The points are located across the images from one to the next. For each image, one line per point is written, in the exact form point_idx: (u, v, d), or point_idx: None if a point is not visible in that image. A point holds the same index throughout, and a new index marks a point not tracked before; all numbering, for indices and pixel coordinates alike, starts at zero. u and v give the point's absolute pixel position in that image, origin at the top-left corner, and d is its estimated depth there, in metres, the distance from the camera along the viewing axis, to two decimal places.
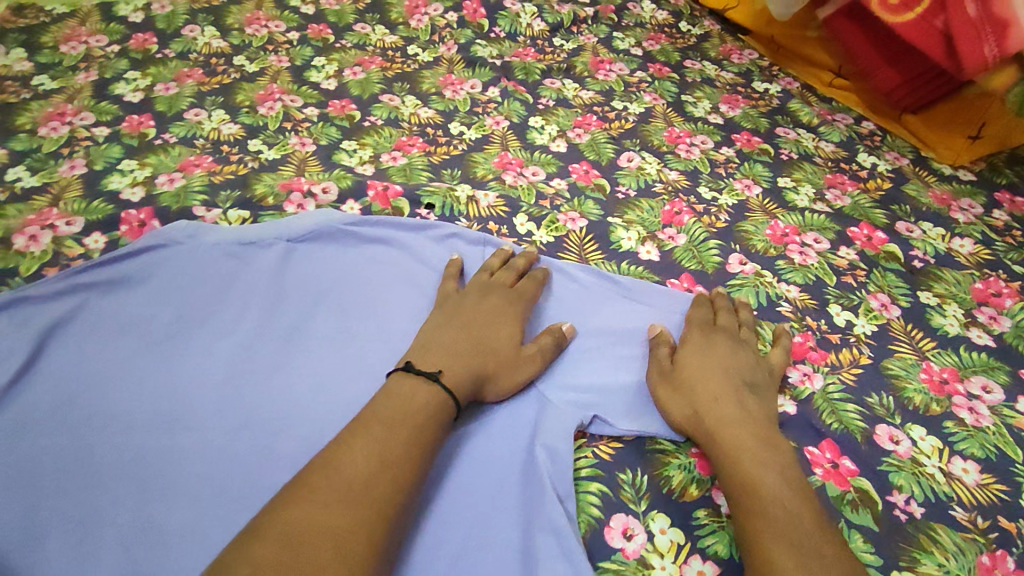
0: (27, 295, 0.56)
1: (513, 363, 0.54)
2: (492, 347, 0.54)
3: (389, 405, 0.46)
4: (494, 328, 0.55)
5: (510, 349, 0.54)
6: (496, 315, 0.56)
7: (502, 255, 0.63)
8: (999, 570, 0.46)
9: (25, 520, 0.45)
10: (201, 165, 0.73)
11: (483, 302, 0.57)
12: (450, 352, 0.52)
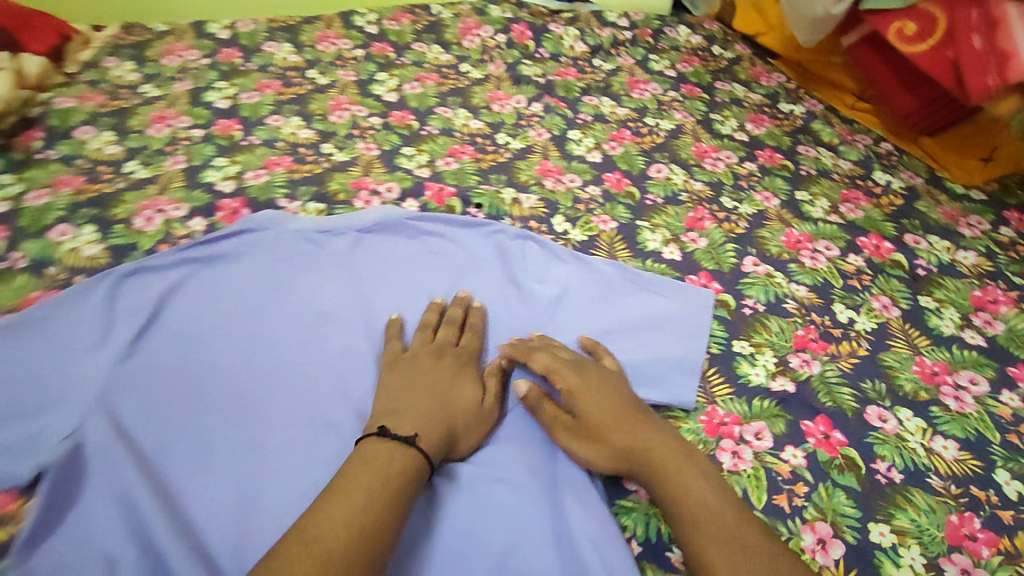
0: (148, 265, 0.68)
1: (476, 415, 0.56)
2: (457, 410, 0.55)
3: (366, 465, 0.47)
4: (457, 390, 0.57)
5: (471, 403, 0.56)
6: (455, 376, 0.58)
7: (438, 309, 0.65)
8: (965, 528, 0.53)
9: (149, 437, 0.55)
10: (282, 164, 0.84)
11: (433, 365, 0.58)
12: (421, 415, 0.53)
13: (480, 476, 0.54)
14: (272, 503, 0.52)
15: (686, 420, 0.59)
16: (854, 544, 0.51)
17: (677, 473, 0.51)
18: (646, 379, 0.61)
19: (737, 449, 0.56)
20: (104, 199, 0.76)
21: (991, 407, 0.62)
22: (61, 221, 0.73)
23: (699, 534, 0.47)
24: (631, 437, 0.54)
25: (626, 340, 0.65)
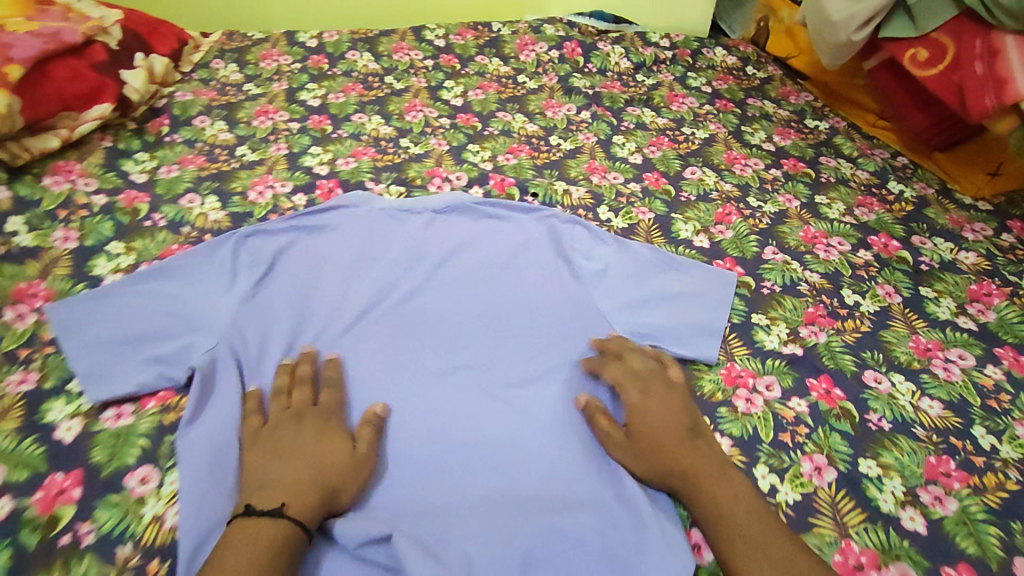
0: (262, 230, 0.81)
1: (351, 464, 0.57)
2: (324, 466, 0.56)
3: (250, 545, 0.48)
4: (321, 446, 0.57)
5: (343, 454, 0.57)
6: (325, 434, 0.59)
7: (289, 371, 0.65)
8: (942, 466, 0.63)
9: (266, 366, 0.68)
10: (367, 154, 0.98)
11: (303, 426, 0.59)
12: (286, 483, 0.53)
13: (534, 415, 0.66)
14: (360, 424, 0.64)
15: (708, 372, 0.71)
16: (845, 472, 0.62)
17: (721, 493, 0.56)
18: (676, 339, 0.73)
19: (750, 396, 0.68)
20: (223, 176, 0.91)
21: (976, 378, 0.72)
22: (190, 191, 0.88)
23: (745, 551, 0.52)
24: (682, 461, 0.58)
25: (659, 312, 0.76)
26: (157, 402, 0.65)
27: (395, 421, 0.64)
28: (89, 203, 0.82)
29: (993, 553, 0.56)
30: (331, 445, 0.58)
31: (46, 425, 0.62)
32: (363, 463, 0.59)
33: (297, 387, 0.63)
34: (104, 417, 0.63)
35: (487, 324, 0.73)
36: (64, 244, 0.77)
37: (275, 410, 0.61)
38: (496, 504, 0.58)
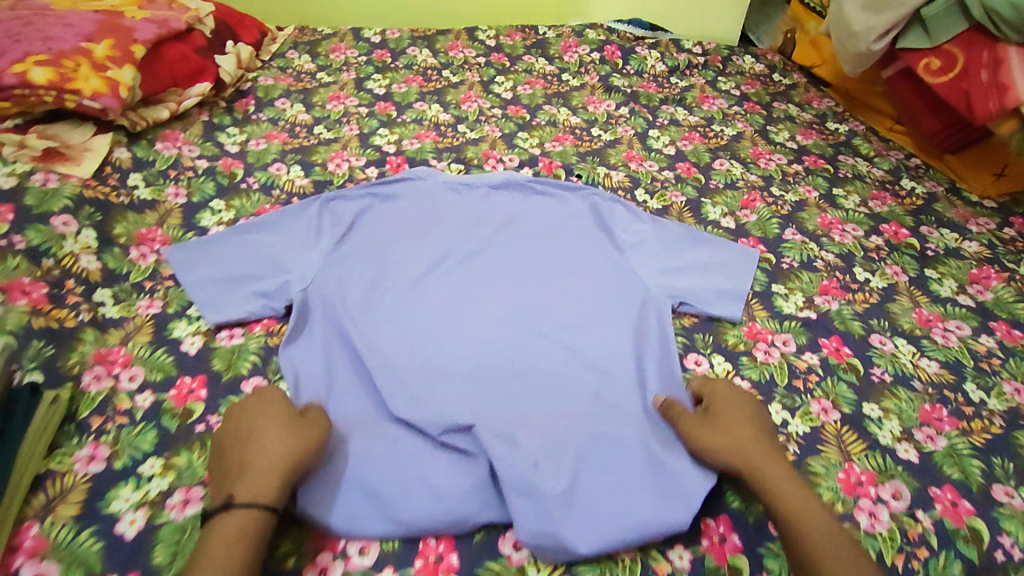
0: (341, 196, 0.90)
1: (299, 434, 0.59)
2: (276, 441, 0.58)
3: (225, 530, 0.51)
4: (269, 427, 0.59)
5: (285, 430, 0.59)
6: (265, 422, 0.60)
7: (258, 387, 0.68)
8: (935, 412, 0.73)
9: (349, 310, 0.76)
10: (428, 137, 1.10)
11: (246, 424, 0.60)
12: (247, 467, 0.56)
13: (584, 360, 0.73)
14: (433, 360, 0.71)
15: (732, 328, 0.81)
16: (849, 412, 0.72)
17: (802, 498, 0.57)
18: (705, 300, 0.82)
19: (768, 348, 0.78)
20: (304, 149, 1.03)
21: (971, 345, 0.82)
22: (277, 161, 1.00)
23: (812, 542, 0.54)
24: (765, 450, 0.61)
25: (693, 276, 0.84)
26: (262, 327, 0.77)
27: (463, 361, 0.72)
28: (194, 167, 0.94)
29: (975, 479, 0.66)
30: (270, 427, 0.59)
31: (173, 340, 0.73)
32: (311, 430, 0.60)
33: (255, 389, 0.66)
34: (220, 336, 0.74)
35: (542, 286, 0.81)
36: (176, 198, 0.89)
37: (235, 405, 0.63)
38: (555, 429, 0.66)
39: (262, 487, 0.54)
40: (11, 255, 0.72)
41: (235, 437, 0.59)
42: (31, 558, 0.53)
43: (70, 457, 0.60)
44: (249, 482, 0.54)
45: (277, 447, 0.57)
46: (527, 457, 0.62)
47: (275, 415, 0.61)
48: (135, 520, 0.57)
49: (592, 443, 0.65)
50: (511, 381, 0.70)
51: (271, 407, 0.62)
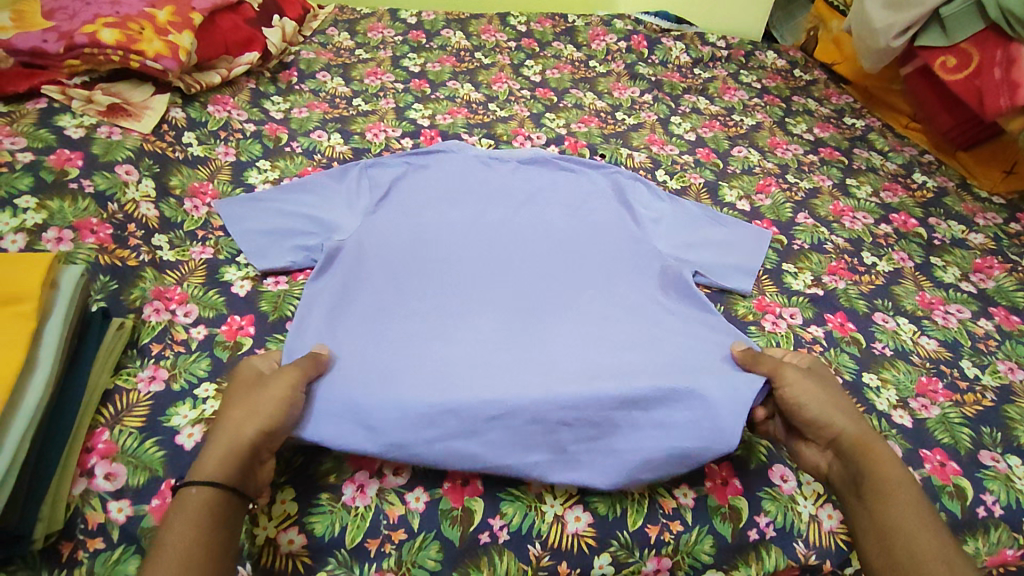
0: (378, 162, 0.93)
1: (261, 398, 0.59)
2: (257, 410, 0.58)
3: (196, 495, 0.52)
4: (254, 397, 0.59)
5: (246, 397, 0.59)
6: (233, 392, 0.60)
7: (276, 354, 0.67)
8: (931, 384, 0.77)
9: (389, 269, 0.79)
10: (461, 113, 1.15)
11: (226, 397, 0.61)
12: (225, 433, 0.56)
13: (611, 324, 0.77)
14: (468, 320, 0.75)
15: (743, 300, 0.86)
16: (850, 379, 0.76)
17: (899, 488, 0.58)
18: (720, 274, 0.86)
19: (776, 319, 0.83)
20: (344, 119, 1.09)
21: (970, 327, 0.86)
22: (318, 128, 1.05)
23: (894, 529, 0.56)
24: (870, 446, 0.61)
25: (711, 253, 0.88)
26: (305, 276, 0.82)
27: (497, 322, 0.75)
28: (242, 129, 1.01)
29: (963, 444, 0.71)
30: (236, 395, 0.59)
31: (224, 282, 0.78)
32: (274, 391, 0.59)
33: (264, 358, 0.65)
34: (267, 282, 0.80)
35: (571, 256, 0.85)
36: (225, 157, 0.95)
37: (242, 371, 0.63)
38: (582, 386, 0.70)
39: (219, 456, 0.54)
40: (80, 197, 0.78)
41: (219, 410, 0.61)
42: (103, 459, 0.58)
43: (134, 376, 0.65)
44: (208, 453, 0.55)
45: (235, 417, 0.57)
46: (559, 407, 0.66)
47: (248, 383, 0.61)
48: (193, 433, 0.61)
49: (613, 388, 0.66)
50: (531, 340, 0.74)
51: (244, 377, 0.62)
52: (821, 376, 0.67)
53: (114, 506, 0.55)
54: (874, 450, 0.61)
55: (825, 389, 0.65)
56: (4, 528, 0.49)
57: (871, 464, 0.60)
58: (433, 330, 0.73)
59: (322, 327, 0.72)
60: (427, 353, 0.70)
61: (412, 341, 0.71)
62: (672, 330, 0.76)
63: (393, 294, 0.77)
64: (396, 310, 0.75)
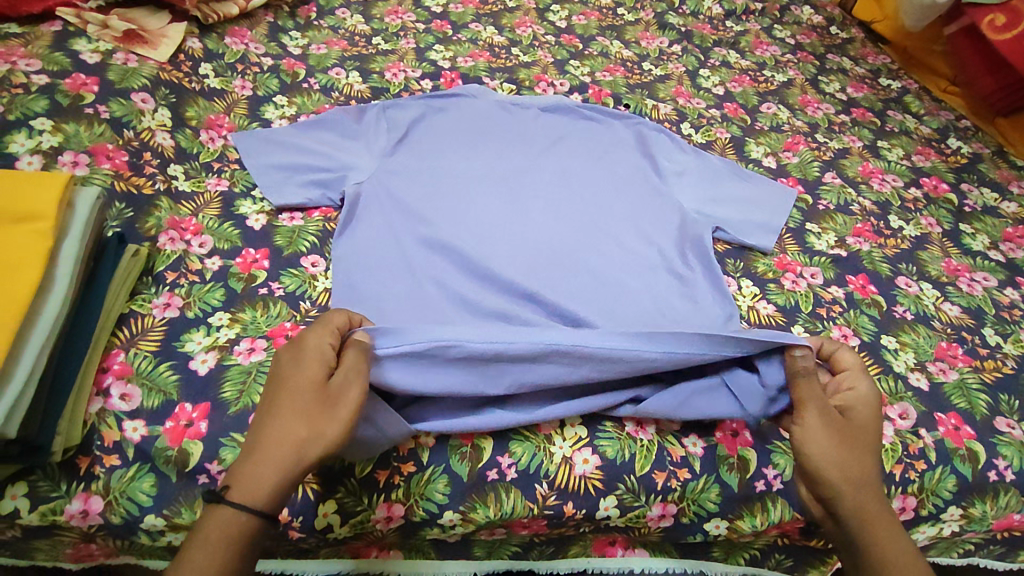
0: (398, 104, 0.92)
1: (322, 408, 0.48)
2: (310, 430, 0.47)
3: (217, 528, 0.44)
4: (308, 409, 0.48)
5: (307, 407, 0.48)
6: (295, 386, 0.48)
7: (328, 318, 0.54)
8: (950, 350, 0.75)
9: (405, 211, 0.79)
10: (482, 57, 1.12)
11: (278, 374, 0.50)
12: (267, 455, 0.46)
13: (628, 277, 0.76)
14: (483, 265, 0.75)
15: (763, 257, 0.84)
16: (868, 340, 0.75)
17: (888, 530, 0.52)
18: (742, 230, 0.85)
19: (796, 278, 0.81)
20: (363, 57, 1.06)
21: (995, 295, 0.84)
22: (337, 66, 1.03)
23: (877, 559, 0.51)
24: (861, 455, 0.54)
25: (736, 210, 0.86)
26: (321, 214, 0.80)
27: (511, 267, 0.75)
28: (260, 63, 0.98)
29: (980, 409, 0.69)
30: (300, 390, 0.48)
31: (239, 215, 0.77)
32: (341, 408, 0.49)
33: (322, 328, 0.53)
34: (282, 218, 0.79)
35: (589, 205, 0.84)
36: (242, 91, 0.93)
37: (292, 350, 0.51)
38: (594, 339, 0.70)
39: (265, 478, 0.45)
40: (96, 122, 0.76)
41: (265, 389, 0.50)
42: (119, 380, 0.57)
43: (149, 302, 0.65)
44: (246, 466, 0.46)
45: (293, 428, 0.47)
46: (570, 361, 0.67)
47: (309, 383, 0.49)
48: (206, 360, 0.61)
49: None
50: (551, 296, 0.73)
51: (303, 369, 0.49)
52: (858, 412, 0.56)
53: (130, 425, 0.55)
54: (874, 501, 0.53)
55: (852, 441, 0.54)
56: (24, 438, 0.49)
57: (872, 534, 0.52)
58: (449, 284, 0.72)
59: (337, 275, 0.72)
60: (445, 313, 0.70)
61: (428, 295, 0.71)
62: (685, 292, 0.76)
63: (410, 244, 0.76)
64: (413, 254, 0.75)
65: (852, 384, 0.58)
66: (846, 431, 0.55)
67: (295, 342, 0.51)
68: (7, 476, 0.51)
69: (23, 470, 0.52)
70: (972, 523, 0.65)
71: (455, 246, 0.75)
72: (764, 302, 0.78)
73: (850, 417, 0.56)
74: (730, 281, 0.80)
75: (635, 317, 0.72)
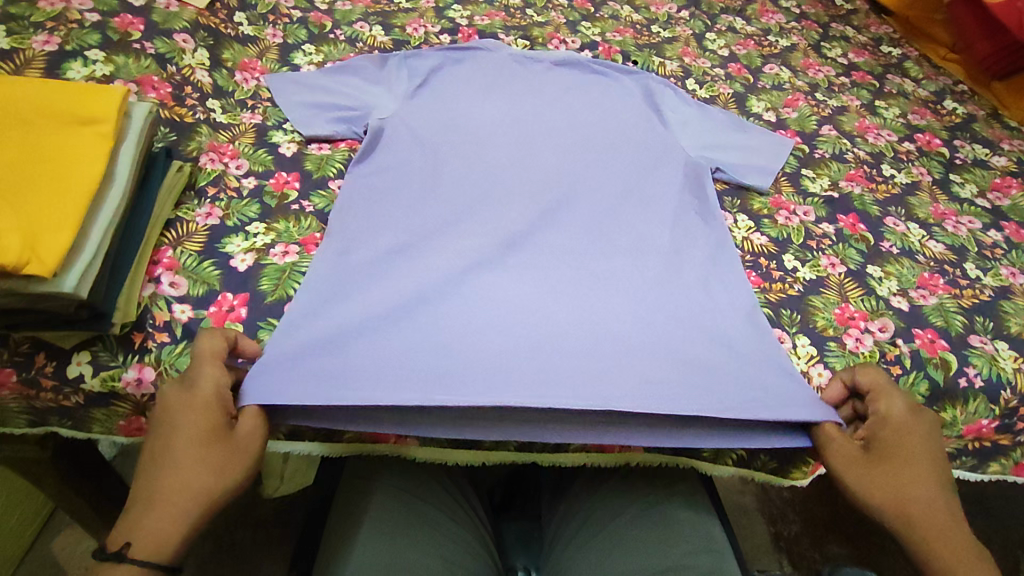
0: (420, 52, 0.97)
1: (225, 454, 0.52)
2: (218, 473, 0.52)
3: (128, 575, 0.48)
4: (213, 455, 0.52)
5: (211, 454, 0.52)
6: (179, 442, 0.51)
7: (215, 350, 0.56)
8: (931, 280, 0.80)
9: (421, 151, 0.84)
10: (498, 16, 1.18)
11: (162, 425, 0.52)
12: (174, 501, 0.50)
13: (630, 213, 0.82)
14: (494, 201, 0.81)
15: (759, 197, 0.89)
16: (854, 269, 0.80)
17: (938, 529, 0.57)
18: (740, 171, 0.89)
19: (789, 215, 0.87)
20: (385, 14, 1.12)
21: (979, 236, 0.89)
22: (361, 20, 1.09)
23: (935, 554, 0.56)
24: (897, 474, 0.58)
25: (737, 155, 0.91)
26: (347, 145, 0.87)
27: (519, 203, 0.81)
28: (290, 15, 1.05)
29: (955, 328, 0.74)
30: (187, 444, 0.51)
31: (272, 144, 0.83)
32: (243, 452, 0.54)
33: (210, 365, 0.55)
34: (311, 148, 0.85)
35: (594, 152, 0.89)
36: (274, 39, 1.00)
37: (183, 393, 0.53)
38: (595, 263, 0.75)
39: (166, 532, 0.49)
40: (143, 56, 0.83)
41: (150, 442, 0.52)
42: (168, 271, 0.65)
43: (192, 211, 0.71)
44: (146, 519, 0.49)
45: (187, 482, 0.50)
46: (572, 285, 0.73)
47: (205, 431, 0.52)
48: (245, 259, 0.68)
49: (631, 292, 0.72)
50: (551, 226, 0.79)
51: (201, 414, 0.53)
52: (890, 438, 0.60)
53: (178, 307, 0.62)
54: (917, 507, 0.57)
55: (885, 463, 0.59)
56: (91, 304, 0.55)
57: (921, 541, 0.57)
58: (461, 215, 0.78)
59: (358, 195, 0.77)
60: (454, 232, 0.76)
61: (442, 223, 0.77)
62: (686, 223, 0.81)
63: (426, 179, 0.81)
64: (429, 188, 0.80)
65: (877, 404, 0.62)
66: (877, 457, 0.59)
67: (186, 384, 0.54)
68: (75, 343, 0.58)
69: (87, 339, 0.59)
70: (944, 428, 0.70)
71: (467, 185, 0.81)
72: (758, 234, 0.84)
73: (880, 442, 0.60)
74: (727, 215, 0.85)
75: (634, 246, 0.78)
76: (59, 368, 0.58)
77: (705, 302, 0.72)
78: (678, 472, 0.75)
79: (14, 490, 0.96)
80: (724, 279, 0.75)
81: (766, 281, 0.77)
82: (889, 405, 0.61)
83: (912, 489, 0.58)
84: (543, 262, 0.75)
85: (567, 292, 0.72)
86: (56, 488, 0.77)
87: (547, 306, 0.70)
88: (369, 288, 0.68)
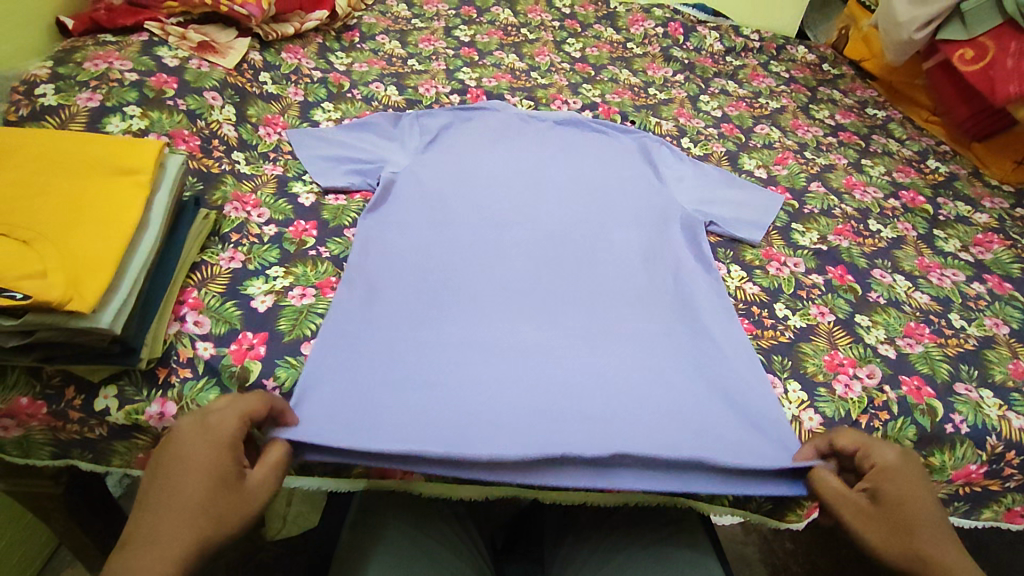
0: (432, 112, 1.04)
1: (231, 501, 0.51)
2: (221, 518, 0.50)
3: None
4: (220, 500, 0.50)
5: (218, 498, 0.50)
6: (191, 481, 0.50)
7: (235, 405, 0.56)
8: (918, 330, 0.84)
9: (429, 202, 0.90)
10: (505, 79, 1.26)
11: (176, 459, 0.51)
12: (172, 542, 0.48)
13: (627, 263, 0.86)
14: (496, 249, 0.85)
15: (751, 249, 0.94)
16: (842, 318, 0.84)
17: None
18: (731, 224, 0.94)
19: (780, 266, 0.91)
20: (400, 75, 1.20)
21: (963, 288, 0.93)
22: (377, 81, 1.17)
23: None
24: (912, 526, 0.56)
25: (730, 210, 0.96)
26: (361, 197, 0.92)
27: (520, 252, 0.86)
28: (311, 75, 1.12)
29: (941, 375, 0.78)
30: (197, 482, 0.50)
31: (292, 194, 0.89)
32: (251, 502, 0.52)
33: (230, 414, 0.54)
34: (329, 198, 0.90)
35: (593, 205, 0.94)
36: (295, 97, 1.07)
37: (199, 434, 0.52)
38: (595, 312, 0.79)
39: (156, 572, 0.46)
40: (175, 112, 0.89)
41: (158, 476, 0.51)
42: (193, 310, 0.69)
43: (216, 255, 0.76)
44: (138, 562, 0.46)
45: (189, 524, 0.48)
46: (568, 333, 0.76)
47: (215, 474, 0.51)
48: (265, 300, 0.73)
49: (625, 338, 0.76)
50: (558, 276, 0.83)
51: (214, 458, 0.51)
52: (902, 491, 0.57)
53: (201, 345, 0.66)
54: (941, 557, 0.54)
55: (899, 519, 0.56)
56: (122, 339, 0.59)
57: None
58: (465, 261, 0.83)
59: (370, 244, 0.82)
60: (464, 279, 0.80)
61: (447, 269, 0.81)
62: (680, 272, 0.85)
63: (433, 228, 0.86)
64: (437, 236, 0.85)
65: (870, 460, 0.59)
66: (890, 516, 0.56)
67: (202, 428, 0.53)
68: (103, 378, 0.62)
69: (114, 374, 0.62)
70: (935, 473, 0.73)
71: (472, 235, 0.86)
72: (750, 283, 0.88)
73: (887, 496, 0.57)
74: (720, 265, 0.90)
75: (630, 293, 0.82)
76: (86, 402, 0.61)
77: (702, 347, 0.76)
78: (679, 515, 0.76)
79: (19, 527, 0.96)
80: (720, 325, 0.78)
81: (758, 328, 0.81)
82: (882, 457, 0.59)
83: (928, 537, 0.55)
84: (542, 307, 0.79)
85: (561, 335, 0.76)
86: (64, 524, 0.78)
87: (549, 349, 0.74)
88: (377, 330, 0.72)
